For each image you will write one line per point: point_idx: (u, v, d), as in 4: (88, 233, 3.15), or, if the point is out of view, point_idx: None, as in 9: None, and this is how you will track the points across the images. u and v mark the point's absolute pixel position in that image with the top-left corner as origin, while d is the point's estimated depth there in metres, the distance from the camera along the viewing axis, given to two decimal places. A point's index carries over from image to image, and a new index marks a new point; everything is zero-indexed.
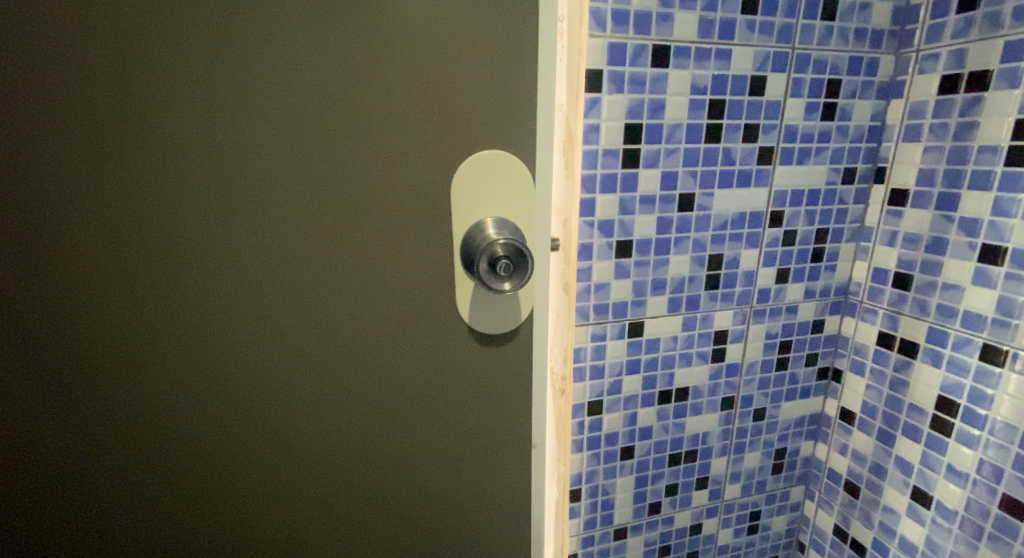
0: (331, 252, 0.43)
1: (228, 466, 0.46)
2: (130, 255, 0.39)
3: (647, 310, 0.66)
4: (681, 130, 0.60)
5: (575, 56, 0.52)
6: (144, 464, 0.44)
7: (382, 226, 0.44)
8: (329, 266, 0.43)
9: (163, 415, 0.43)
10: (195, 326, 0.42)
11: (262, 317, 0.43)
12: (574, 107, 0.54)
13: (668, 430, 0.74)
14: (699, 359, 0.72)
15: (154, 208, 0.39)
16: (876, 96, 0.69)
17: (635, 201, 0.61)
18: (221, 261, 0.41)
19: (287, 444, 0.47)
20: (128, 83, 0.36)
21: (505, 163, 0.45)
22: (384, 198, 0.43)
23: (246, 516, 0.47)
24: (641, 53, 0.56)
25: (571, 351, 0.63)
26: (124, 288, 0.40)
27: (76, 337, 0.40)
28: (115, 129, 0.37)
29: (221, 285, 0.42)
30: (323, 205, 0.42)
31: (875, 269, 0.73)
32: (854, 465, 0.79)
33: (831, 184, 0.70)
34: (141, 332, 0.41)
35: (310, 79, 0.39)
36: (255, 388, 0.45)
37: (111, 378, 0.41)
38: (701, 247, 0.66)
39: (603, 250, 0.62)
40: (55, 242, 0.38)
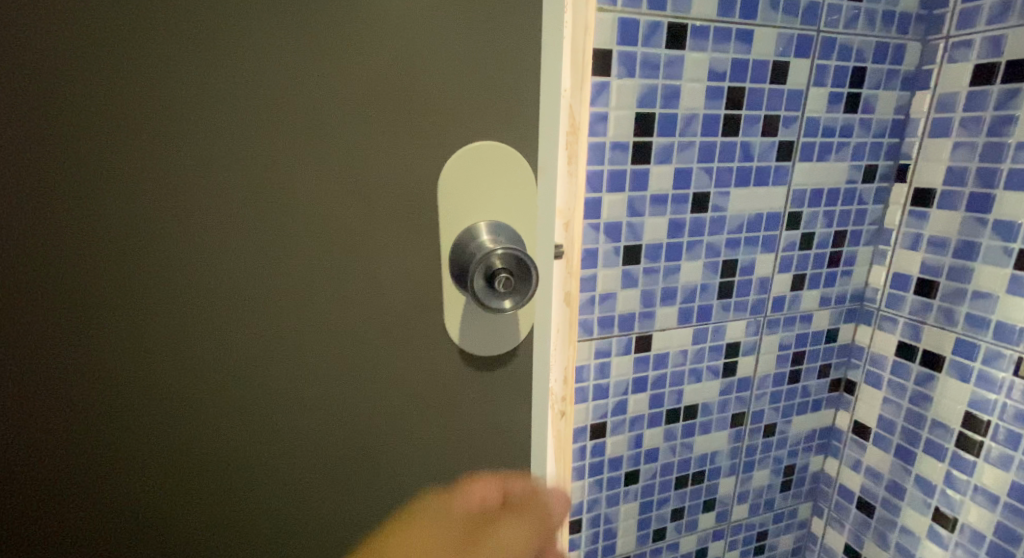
0: (306, 252, 0.38)
1: (195, 492, 0.40)
2: (82, 251, 0.34)
3: (656, 322, 0.60)
4: (697, 121, 0.54)
5: (580, 37, 0.47)
6: (191, 456, 0.39)
7: (359, 225, 0.38)
8: (305, 269, 0.38)
9: (120, 438, 0.37)
10: (249, 313, 0.38)
11: (228, 325, 0.38)
12: (579, 95, 0.48)
13: (676, 451, 0.67)
14: (709, 374, 0.66)
15: (106, 198, 0.34)
16: (901, 87, 0.63)
17: (646, 201, 0.54)
18: (186, 260, 0.36)
19: (303, 462, 0.42)
20: (171, 43, 0.32)
21: (506, 159, 0.40)
22: (364, 194, 0.38)
23: (280, 523, 0.43)
24: (655, 32, 0.49)
25: (573, 370, 0.56)
26: (95, 292, 0.35)
27: (132, 306, 0.36)
28: (171, 86, 0.33)
29: (189, 287, 0.36)
30: (297, 199, 0.37)
31: (895, 274, 0.68)
32: (868, 482, 0.74)
33: (852, 182, 0.65)
34: (94, 342, 0.36)
35: (276, 60, 0.34)
36: (287, 394, 0.40)
37: (166, 356, 0.37)
38: (715, 252, 0.60)
39: (609, 257, 0.55)
40: (111, 195, 0.33)
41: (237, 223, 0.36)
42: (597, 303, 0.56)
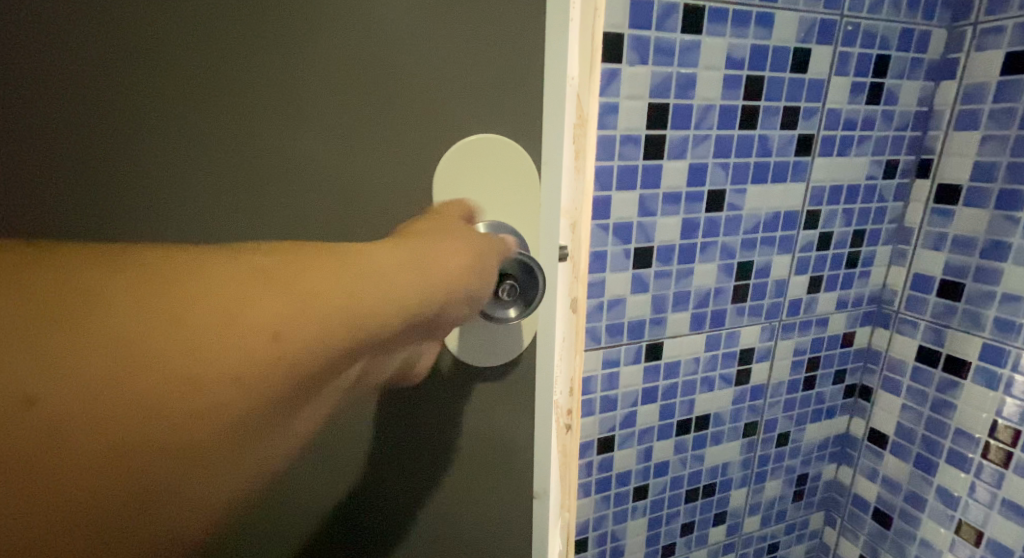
0: (309, 190, 0.31)
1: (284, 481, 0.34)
2: (83, 80, 0.27)
3: (666, 329, 0.56)
4: (713, 112, 0.50)
5: (592, 15, 0.41)
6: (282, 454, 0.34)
7: (357, 188, 0.32)
8: (305, 212, 0.32)
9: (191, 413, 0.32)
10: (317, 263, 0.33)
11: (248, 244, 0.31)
12: (587, 80, 0.42)
13: (686, 464, 0.64)
14: (721, 383, 0.62)
15: (122, 18, 0.26)
16: (925, 77, 0.59)
17: (658, 200, 0.50)
18: (195, 134, 0.29)
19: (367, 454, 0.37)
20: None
21: (503, 148, 0.34)
22: (382, 148, 0.32)
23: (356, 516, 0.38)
24: (670, 14, 0.45)
25: (579, 381, 0.52)
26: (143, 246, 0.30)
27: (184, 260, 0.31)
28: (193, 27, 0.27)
29: (191, 164, 0.29)
30: (310, 134, 0.31)
31: (915, 275, 0.64)
32: (884, 492, 0.71)
33: (872, 178, 0.61)
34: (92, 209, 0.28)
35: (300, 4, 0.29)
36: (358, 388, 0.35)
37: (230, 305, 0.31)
38: (730, 254, 0.56)
39: (618, 260, 0.51)
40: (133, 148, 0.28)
41: (255, 123, 0.30)
42: (604, 310, 0.52)
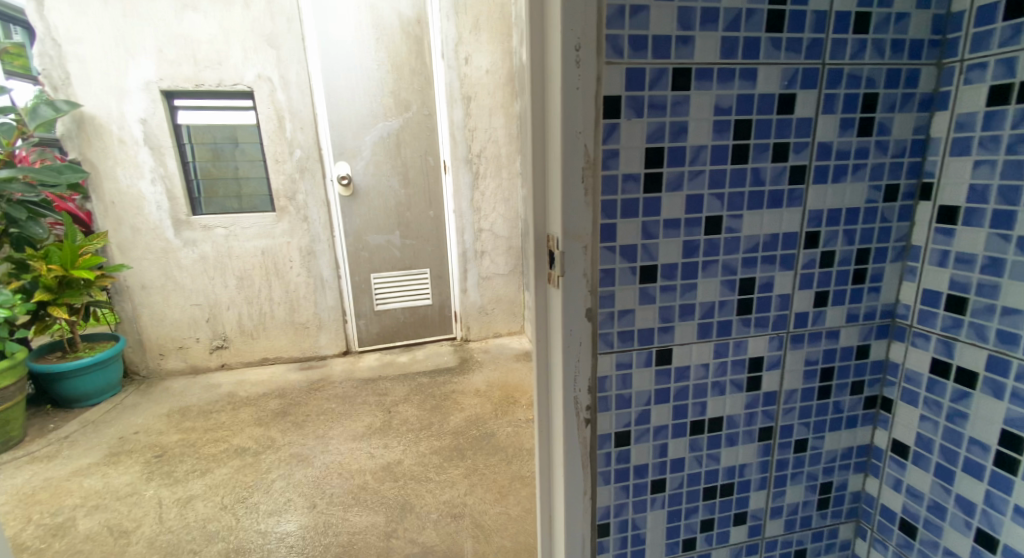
0: None
1: None
2: None
3: (675, 336, 0.64)
4: (705, 152, 0.59)
5: (586, 82, 0.54)
6: None
7: None
8: None
9: None
10: None
11: None
12: (590, 133, 0.56)
13: (701, 462, 0.70)
14: (732, 388, 0.68)
15: None
16: (918, 109, 0.65)
17: (659, 225, 0.59)
18: None
19: None
20: None
21: None
22: None
23: None
24: (660, 78, 0.56)
25: (594, 381, 0.63)
26: None
27: None
28: None
29: None
30: None
31: (925, 291, 0.68)
32: (909, 502, 0.73)
33: (872, 202, 0.66)
34: None
35: None
36: None
37: None
38: (731, 270, 0.63)
39: (625, 276, 0.60)
40: None
41: None
42: (614, 320, 0.62)
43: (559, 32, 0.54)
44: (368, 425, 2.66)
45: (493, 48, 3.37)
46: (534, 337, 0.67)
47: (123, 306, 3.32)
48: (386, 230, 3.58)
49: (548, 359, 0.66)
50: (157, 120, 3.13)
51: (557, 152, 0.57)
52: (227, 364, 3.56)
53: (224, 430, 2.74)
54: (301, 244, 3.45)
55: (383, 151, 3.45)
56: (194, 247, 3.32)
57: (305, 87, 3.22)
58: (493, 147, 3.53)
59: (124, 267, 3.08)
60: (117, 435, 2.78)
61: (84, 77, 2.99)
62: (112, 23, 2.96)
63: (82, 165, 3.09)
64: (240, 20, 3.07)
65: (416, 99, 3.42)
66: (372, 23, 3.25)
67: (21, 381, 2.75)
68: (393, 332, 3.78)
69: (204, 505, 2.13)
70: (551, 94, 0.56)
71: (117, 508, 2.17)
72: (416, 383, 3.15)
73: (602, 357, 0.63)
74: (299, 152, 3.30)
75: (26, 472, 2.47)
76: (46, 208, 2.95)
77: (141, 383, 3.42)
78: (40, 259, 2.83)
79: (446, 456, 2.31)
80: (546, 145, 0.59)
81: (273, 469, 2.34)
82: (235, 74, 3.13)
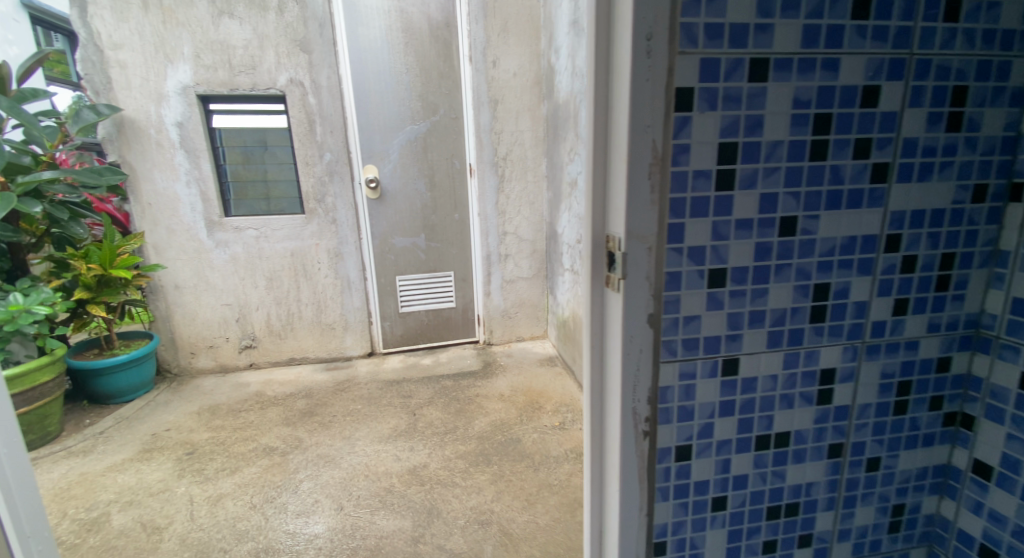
0: None
1: None
2: None
3: (743, 346, 0.60)
4: (781, 147, 0.55)
5: (656, 71, 0.51)
6: None
7: None
8: None
9: None
10: None
11: None
12: (660, 125, 0.52)
13: (766, 480, 0.66)
14: (802, 402, 0.64)
15: None
16: (1009, 103, 0.60)
17: (730, 226, 0.56)
18: None
19: None
20: None
21: None
22: None
23: None
24: (736, 68, 0.52)
25: (655, 391, 0.60)
26: None
27: None
28: None
29: None
30: None
31: (1015, 300, 0.63)
32: (990, 527, 0.67)
33: (958, 203, 0.61)
34: None
35: None
36: None
37: None
38: (805, 276, 0.59)
39: (693, 279, 0.56)
40: None
41: None
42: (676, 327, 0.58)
43: (630, 18, 0.51)
44: (393, 427, 2.65)
45: (522, 50, 3.34)
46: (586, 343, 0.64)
47: (157, 305, 3.37)
48: (412, 233, 3.58)
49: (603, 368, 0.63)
50: (192, 124, 3.18)
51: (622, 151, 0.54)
52: (255, 364, 3.59)
53: (252, 429, 2.76)
54: (329, 246, 3.46)
55: (410, 154, 3.45)
56: (225, 248, 3.36)
57: (335, 91, 3.24)
58: (519, 150, 3.50)
59: (159, 267, 3.13)
60: (149, 432, 2.81)
61: (124, 81, 3.05)
62: (152, 29, 3.02)
63: (121, 167, 3.14)
64: (274, 25, 3.10)
65: (444, 102, 3.42)
66: (402, 28, 3.25)
67: (60, 378, 2.80)
68: (417, 334, 3.77)
69: (233, 504, 2.14)
70: (617, 88, 0.53)
71: (149, 504, 2.19)
72: (440, 386, 3.13)
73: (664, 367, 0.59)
74: (329, 155, 3.31)
75: (63, 466, 2.52)
76: (86, 209, 3.07)
77: (172, 381, 3.47)
78: (80, 258, 2.89)
79: (472, 461, 2.28)
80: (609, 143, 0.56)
81: (300, 470, 2.34)
82: (268, 79, 3.16)
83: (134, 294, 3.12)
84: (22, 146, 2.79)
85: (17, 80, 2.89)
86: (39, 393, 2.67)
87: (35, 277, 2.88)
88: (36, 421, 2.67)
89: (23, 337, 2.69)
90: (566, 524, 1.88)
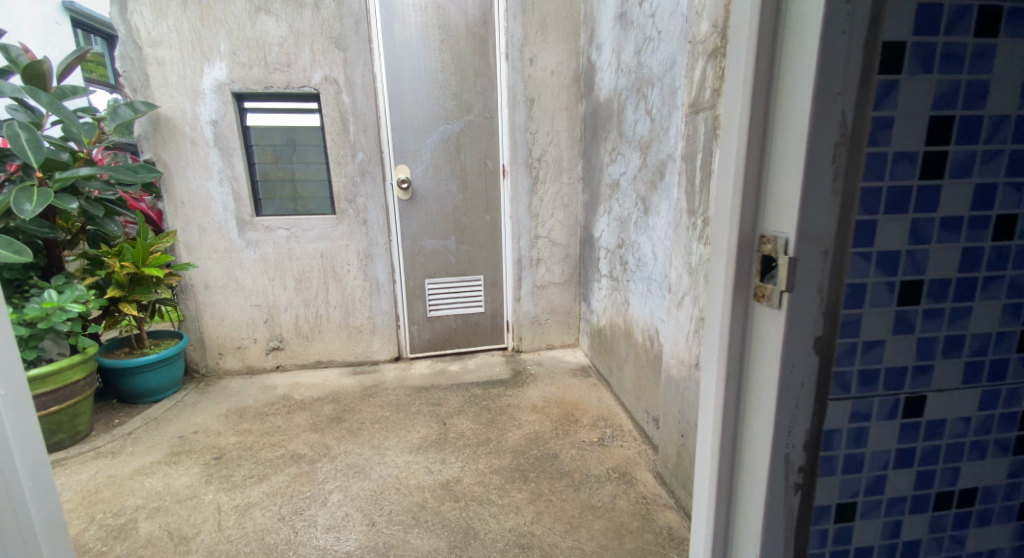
0: None
1: None
2: None
3: (932, 382, 0.68)
4: (1009, 119, 0.63)
5: (841, 69, 0.60)
6: None
7: None
8: None
9: None
10: None
11: None
12: (855, 107, 0.60)
13: (944, 539, 0.73)
14: (995, 450, 0.71)
15: None
16: None
17: (935, 225, 0.64)
18: None
19: None
20: None
21: None
22: None
23: None
24: (964, 17, 0.61)
25: (820, 421, 0.66)
26: None
27: None
28: None
29: None
30: None
31: None
32: None
33: None
34: None
35: None
36: None
37: None
38: (1016, 292, 0.67)
39: (884, 291, 0.64)
40: None
41: None
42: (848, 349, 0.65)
43: (818, 18, 0.59)
44: (423, 437, 2.54)
45: (561, 48, 3.23)
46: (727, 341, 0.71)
47: (186, 304, 3.32)
48: (443, 236, 3.48)
49: (748, 372, 0.69)
50: (227, 122, 3.13)
51: (802, 152, 0.62)
52: (282, 366, 3.52)
53: (280, 434, 2.68)
54: (358, 247, 3.37)
55: (443, 154, 3.35)
56: (256, 248, 3.30)
57: (369, 89, 3.16)
58: (555, 150, 3.38)
59: (191, 266, 3.08)
60: (177, 434, 2.75)
61: (161, 79, 3.02)
62: (189, 27, 2.98)
63: (156, 164, 3.10)
64: (310, 22, 3.04)
65: (480, 102, 3.31)
66: (438, 25, 3.17)
67: (91, 376, 2.76)
68: (444, 339, 3.66)
69: (262, 515, 2.05)
70: (793, 92, 0.62)
71: (177, 512, 2.11)
72: (470, 394, 3.01)
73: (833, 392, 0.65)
74: (361, 154, 3.23)
75: (91, 468, 2.46)
76: (121, 206, 3.04)
77: (199, 381, 3.41)
78: (113, 256, 2.86)
79: (508, 477, 2.16)
80: (779, 150, 0.64)
81: (330, 479, 2.24)
82: (303, 77, 3.11)
83: (165, 293, 3.08)
84: (60, 142, 2.76)
85: (58, 77, 2.88)
86: (70, 392, 2.63)
87: (70, 274, 2.85)
88: (66, 420, 2.62)
89: (56, 335, 2.65)
90: (614, 551, 1.73)
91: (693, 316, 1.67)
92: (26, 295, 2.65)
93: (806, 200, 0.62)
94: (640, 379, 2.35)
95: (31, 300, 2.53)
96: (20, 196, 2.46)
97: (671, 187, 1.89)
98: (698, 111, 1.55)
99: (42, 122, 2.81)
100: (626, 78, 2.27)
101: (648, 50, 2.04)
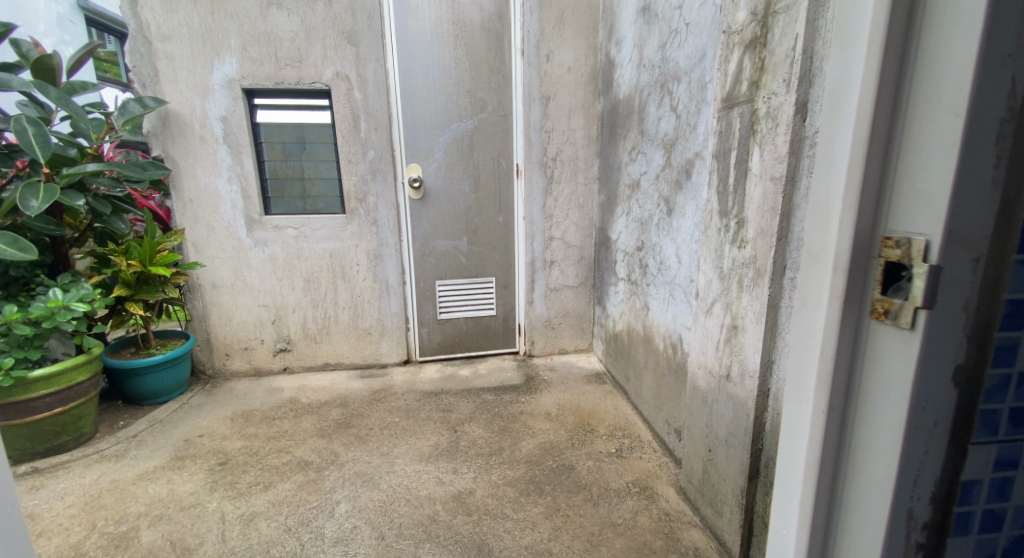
0: None
1: None
2: None
3: None
4: None
5: (1010, 79, 0.67)
6: None
7: None
8: None
9: None
10: None
11: None
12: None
13: None
14: None
15: None
16: None
17: None
18: None
19: None
20: None
21: None
22: None
23: None
24: None
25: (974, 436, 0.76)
26: None
27: None
28: None
29: None
30: None
31: None
32: None
33: None
34: None
35: None
36: None
37: None
38: None
39: None
40: None
41: None
42: (980, 370, 0.75)
43: (984, 27, 0.67)
44: (434, 445, 2.45)
45: (578, 44, 3.15)
46: (868, 316, 0.77)
47: (193, 304, 3.25)
48: (454, 236, 3.39)
49: (880, 369, 0.77)
50: (236, 118, 3.06)
51: (956, 126, 0.69)
52: (290, 369, 3.45)
53: (287, 440, 2.60)
54: (368, 248, 3.29)
55: (456, 153, 3.26)
56: (264, 247, 3.23)
57: (381, 85, 3.08)
58: (570, 149, 3.29)
59: (199, 266, 3.01)
60: (182, 437, 2.68)
61: (171, 74, 2.95)
62: (200, 21, 2.92)
63: (164, 161, 3.04)
64: (322, 16, 2.97)
65: (493, 99, 3.22)
66: (452, 20, 3.09)
67: (96, 377, 2.69)
68: (455, 342, 3.57)
69: (267, 525, 1.97)
70: (952, 98, 0.69)
71: (180, 520, 2.03)
72: (482, 400, 2.91)
73: (967, 415, 0.75)
74: (372, 152, 3.15)
75: (94, 472, 2.39)
76: (129, 204, 2.98)
77: (206, 383, 3.35)
78: (120, 254, 2.79)
79: (523, 489, 2.06)
80: (915, 165, 0.73)
81: (337, 489, 2.16)
82: (314, 72, 3.04)
83: (172, 292, 3.01)
84: (69, 138, 2.69)
85: (67, 71, 2.82)
86: (74, 394, 2.56)
87: (76, 272, 2.79)
88: (70, 422, 2.55)
89: (62, 335, 2.58)
90: None
91: (723, 324, 1.57)
92: (31, 294, 2.58)
93: (956, 200, 0.70)
94: (660, 389, 2.24)
95: (36, 299, 2.46)
96: (25, 192, 2.39)
97: (699, 186, 1.79)
98: (732, 105, 1.45)
99: (51, 117, 2.74)
100: (648, 74, 2.17)
101: (674, 44, 1.94)
